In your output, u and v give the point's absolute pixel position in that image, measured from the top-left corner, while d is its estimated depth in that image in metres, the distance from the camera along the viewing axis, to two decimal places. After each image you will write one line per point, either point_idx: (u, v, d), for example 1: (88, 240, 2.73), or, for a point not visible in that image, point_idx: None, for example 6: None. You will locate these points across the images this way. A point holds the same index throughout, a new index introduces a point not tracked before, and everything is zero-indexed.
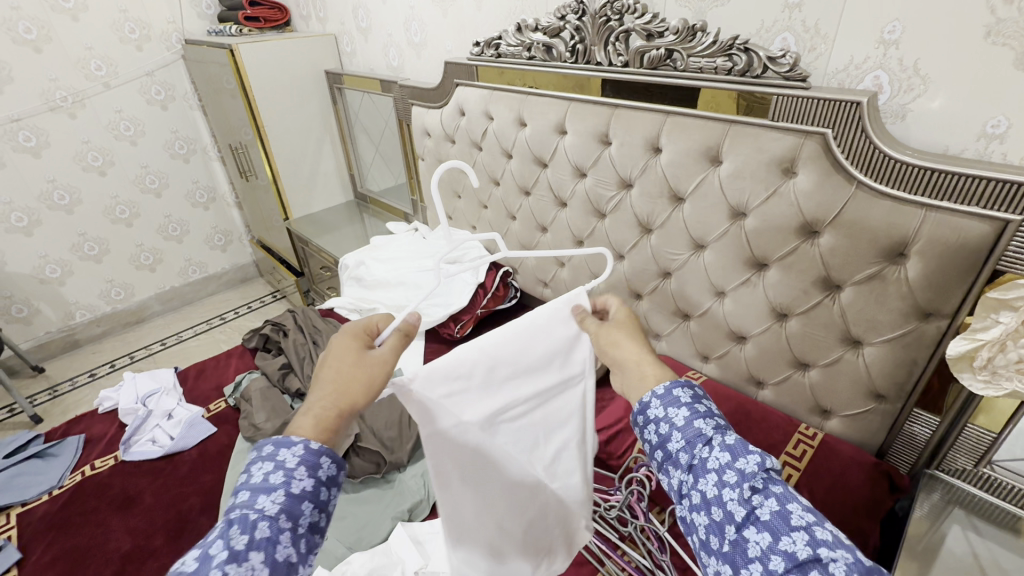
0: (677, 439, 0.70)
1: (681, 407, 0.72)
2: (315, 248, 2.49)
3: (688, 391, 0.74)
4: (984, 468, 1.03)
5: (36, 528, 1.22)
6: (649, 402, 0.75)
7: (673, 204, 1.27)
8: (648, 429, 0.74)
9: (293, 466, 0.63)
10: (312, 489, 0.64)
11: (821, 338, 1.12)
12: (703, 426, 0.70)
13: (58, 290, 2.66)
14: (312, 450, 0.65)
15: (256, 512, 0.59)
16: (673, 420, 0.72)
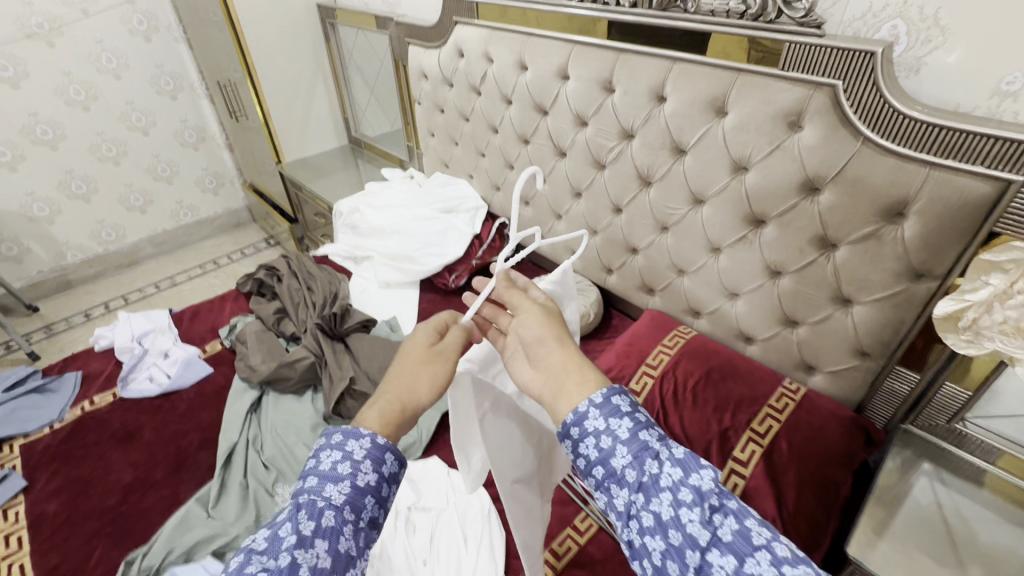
0: (622, 456, 0.61)
1: (623, 416, 0.63)
2: (308, 193, 2.44)
3: (628, 399, 0.65)
4: (956, 425, 1.06)
5: (39, 458, 1.26)
6: (585, 412, 0.64)
7: (674, 156, 1.24)
8: (586, 444, 0.63)
9: (360, 458, 0.62)
10: (375, 484, 0.62)
11: (812, 296, 1.13)
12: (649, 437, 0.62)
13: (47, 229, 2.61)
14: (377, 445, 0.64)
15: (322, 501, 0.58)
16: (614, 433, 0.62)
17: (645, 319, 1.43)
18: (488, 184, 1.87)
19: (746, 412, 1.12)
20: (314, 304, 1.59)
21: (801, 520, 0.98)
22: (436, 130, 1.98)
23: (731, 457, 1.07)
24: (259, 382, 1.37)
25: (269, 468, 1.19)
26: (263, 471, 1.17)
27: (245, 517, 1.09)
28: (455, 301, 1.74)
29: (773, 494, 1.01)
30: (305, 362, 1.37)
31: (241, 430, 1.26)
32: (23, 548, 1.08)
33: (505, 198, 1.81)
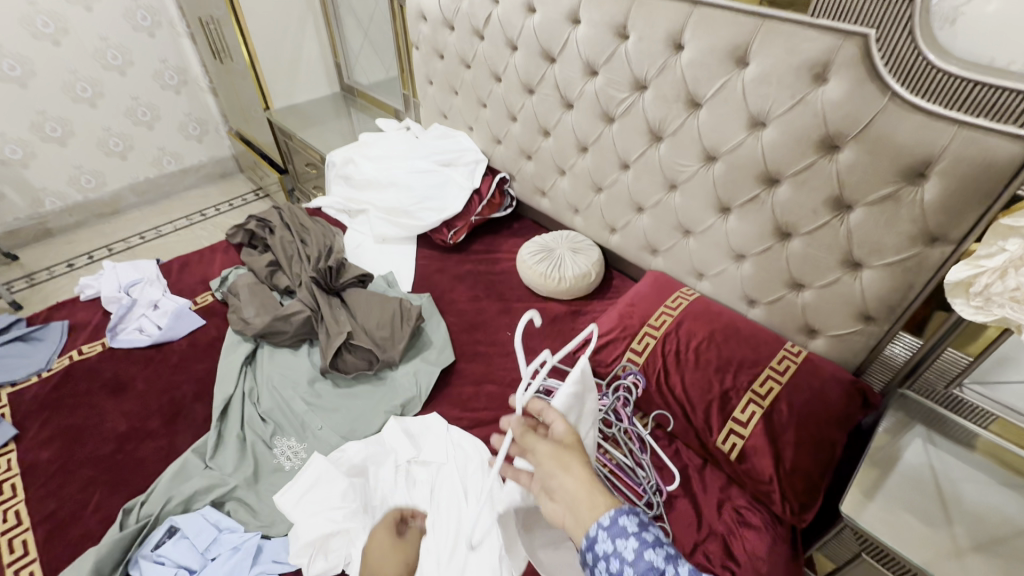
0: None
1: (628, 536, 0.64)
2: (299, 143, 2.34)
3: (634, 517, 0.66)
4: (954, 390, 1.05)
5: (29, 407, 1.23)
6: (596, 535, 0.66)
7: (688, 110, 1.19)
8: (598, 567, 0.65)
9: None
10: None
11: (820, 260, 1.11)
12: (654, 558, 0.63)
13: (21, 174, 2.49)
14: None
15: None
16: (628, 554, 0.63)
17: (649, 279, 1.41)
18: (489, 137, 1.80)
19: (747, 373, 1.12)
20: (309, 256, 1.54)
21: (797, 480, 1.00)
22: (435, 78, 1.88)
23: (731, 418, 1.08)
24: (253, 335, 1.33)
25: (267, 421, 1.17)
26: (260, 424, 1.16)
27: (243, 469, 1.08)
28: (453, 258, 1.70)
29: (771, 454, 1.02)
30: (301, 316, 1.34)
31: (236, 382, 1.24)
32: (17, 495, 1.07)
33: (506, 152, 1.75)
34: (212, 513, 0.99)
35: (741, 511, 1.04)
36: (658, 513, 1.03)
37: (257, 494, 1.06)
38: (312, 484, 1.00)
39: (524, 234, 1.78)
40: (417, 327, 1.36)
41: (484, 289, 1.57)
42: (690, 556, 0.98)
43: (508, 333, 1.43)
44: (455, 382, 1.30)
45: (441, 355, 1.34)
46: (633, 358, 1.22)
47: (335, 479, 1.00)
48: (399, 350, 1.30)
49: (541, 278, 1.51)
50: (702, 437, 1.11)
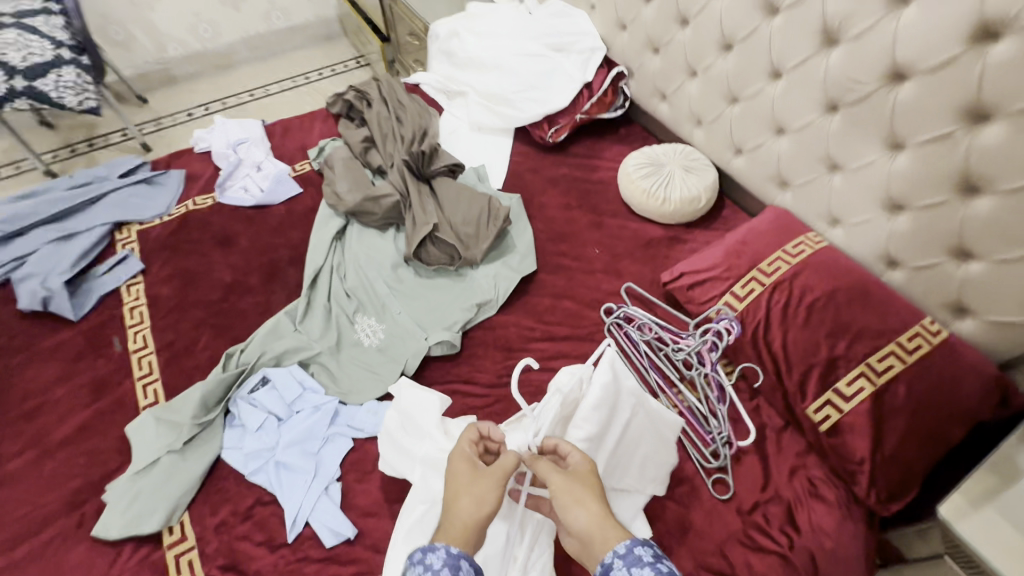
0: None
1: (643, 566, 0.63)
2: (404, 8, 2.16)
3: (649, 547, 0.65)
4: None
5: (153, 246, 1.35)
6: (609, 564, 0.65)
7: (887, 7, 0.91)
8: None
9: (438, 566, 0.65)
10: None
11: (1011, 227, 0.86)
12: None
13: (148, 15, 2.45)
14: (450, 555, 0.66)
15: None
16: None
17: (770, 215, 1.21)
18: (612, 20, 1.54)
19: (865, 344, 0.97)
20: (404, 138, 1.48)
21: (894, 469, 0.90)
22: None
23: (833, 388, 0.97)
24: (345, 212, 1.33)
25: (350, 297, 1.22)
26: (345, 299, 1.21)
27: (328, 338, 1.15)
28: (550, 158, 1.57)
29: (870, 436, 0.92)
30: (390, 200, 1.31)
31: (326, 255, 1.28)
32: (143, 322, 1.21)
33: (629, 41, 1.50)
34: (298, 372, 1.09)
35: (814, 481, 0.97)
36: (723, 464, 0.99)
37: (338, 362, 1.14)
38: (409, 393, 0.99)
39: (631, 142, 1.59)
40: (503, 230, 1.30)
41: (577, 198, 1.46)
42: (747, 512, 0.96)
43: (596, 250, 1.34)
44: (532, 292, 1.26)
45: (523, 262, 1.29)
46: (731, 303, 1.10)
47: (433, 403, 0.97)
48: (482, 251, 1.25)
49: (643, 196, 1.36)
50: (790, 400, 1.02)
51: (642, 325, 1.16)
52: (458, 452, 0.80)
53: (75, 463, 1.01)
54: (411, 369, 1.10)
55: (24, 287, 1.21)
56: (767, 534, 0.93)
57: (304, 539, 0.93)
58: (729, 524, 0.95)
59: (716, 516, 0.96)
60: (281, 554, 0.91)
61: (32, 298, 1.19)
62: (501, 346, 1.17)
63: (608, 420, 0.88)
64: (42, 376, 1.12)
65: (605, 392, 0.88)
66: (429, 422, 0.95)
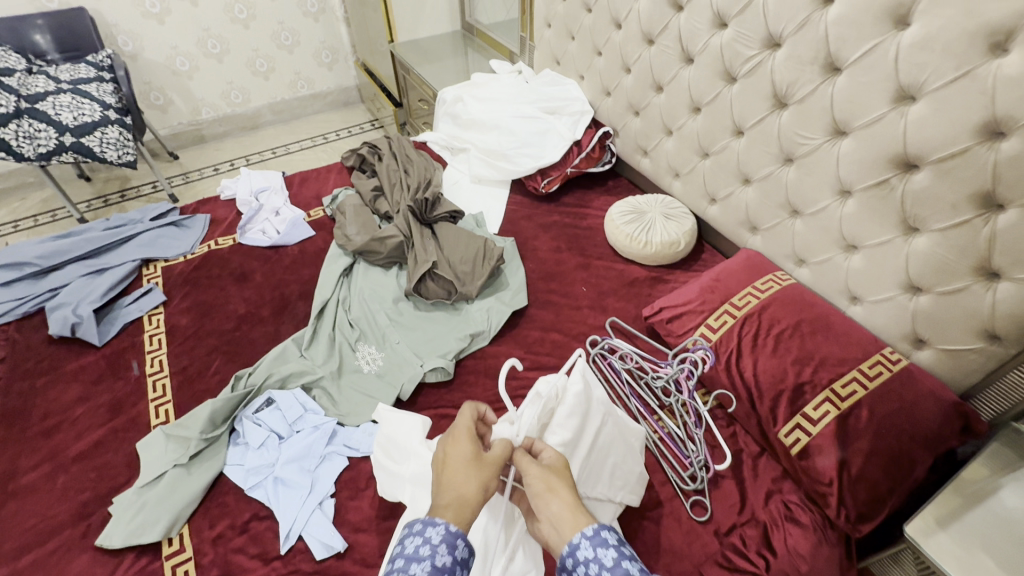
0: (426, 567, 0.65)
1: (609, 547, 0.67)
2: (416, 77, 2.41)
3: (616, 532, 0.70)
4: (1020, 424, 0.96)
5: (176, 281, 1.47)
6: (577, 543, 0.69)
7: (824, 75, 1.06)
8: (577, 573, 0.68)
9: (437, 542, 0.67)
10: (451, 565, 0.67)
11: (948, 262, 0.96)
12: (631, 567, 0.65)
13: (186, 84, 2.73)
14: (450, 532, 0.69)
15: None
16: (430, 557, 0.66)
17: (741, 257, 1.31)
18: (598, 88, 1.73)
19: (828, 371, 1.04)
20: (410, 187, 1.63)
21: (861, 490, 0.93)
22: (554, 22, 1.82)
23: (800, 413, 1.02)
24: (353, 251, 1.46)
25: (354, 328, 1.32)
26: (348, 329, 1.31)
27: (331, 364, 1.24)
28: (543, 206, 1.71)
29: (836, 457, 0.96)
30: (394, 240, 1.44)
31: (334, 289, 1.39)
32: (161, 348, 1.31)
33: (614, 105, 1.68)
34: (301, 395, 1.17)
35: (790, 506, 1.00)
36: (700, 487, 1.03)
37: (339, 387, 1.22)
38: (391, 417, 1.07)
39: (618, 193, 1.74)
40: (496, 267, 1.41)
41: (567, 242, 1.58)
42: (724, 534, 0.99)
43: (583, 288, 1.44)
44: (523, 325, 1.35)
45: (515, 297, 1.39)
46: (706, 334, 1.19)
47: (415, 425, 1.05)
48: (476, 286, 1.36)
49: (626, 239, 1.47)
50: (763, 425, 1.07)
51: (625, 356, 1.24)
52: (456, 428, 0.82)
53: (86, 476, 1.07)
54: (406, 393, 1.18)
55: (56, 313, 1.31)
56: (744, 555, 0.95)
57: (296, 552, 0.96)
58: (706, 546, 0.98)
59: (694, 538, 0.99)
60: (272, 566, 0.94)
61: (63, 323, 1.29)
62: (492, 374, 1.24)
63: (582, 427, 0.96)
64: (63, 397, 1.21)
65: (578, 400, 0.97)
66: (413, 441, 1.02)
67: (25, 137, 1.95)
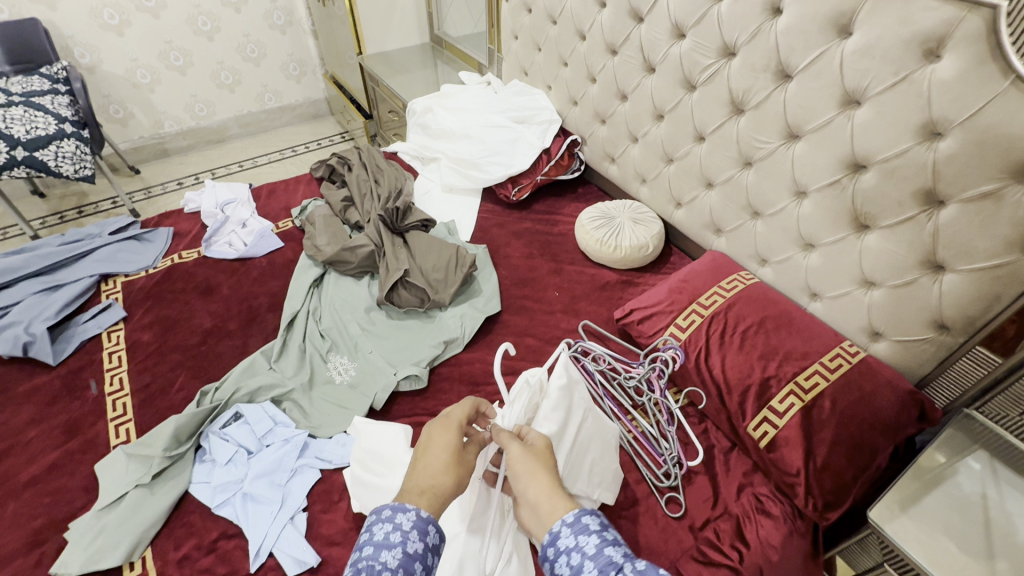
0: (397, 553, 0.65)
1: (590, 534, 0.68)
2: (385, 89, 2.41)
3: (597, 518, 0.70)
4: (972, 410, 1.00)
5: (137, 296, 1.42)
6: (558, 531, 0.69)
7: (777, 82, 1.11)
8: (559, 562, 0.67)
9: (408, 528, 0.68)
10: (422, 551, 0.68)
11: (898, 257, 1.01)
12: (614, 553, 0.66)
13: (148, 97, 2.67)
14: (420, 518, 0.70)
15: (379, 564, 0.64)
16: (401, 543, 0.67)
17: (708, 259, 1.35)
18: (566, 97, 1.77)
19: (792, 365, 1.07)
20: (380, 196, 1.62)
21: (826, 479, 0.96)
22: (521, 33, 1.86)
23: (767, 406, 1.05)
24: (324, 261, 1.44)
25: (325, 338, 1.31)
26: (319, 339, 1.30)
27: (301, 375, 1.22)
28: (515, 214, 1.73)
29: (802, 447, 0.99)
30: (365, 250, 1.42)
31: (303, 300, 1.37)
32: (121, 365, 1.26)
33: (581, 114, 1.72)
34: (271, 408, 1.14)
35: (761, 499, 1.02)
36: (674, 483, 1.05)
37: (310, 399, 1.20)
38: (371, 430, 1.08)
39: (588, 199, 1.77)
40: (469, 274, 1.41)
41: (538, 248, 1.60)
42: (699, 529, 1.01)
43: (555, 293, 1.46)
44: (497, 331, 1.36)
45: (488, 303, 1.39)
46: (675, 333, 1.22)
47: (397, 435, 1.07)
48: (449, 293, 1.36)
49: (596, 244, 1.50)
50: (733, 419, 1.10)
51: (597, 358, 1.26)
52: (449, 417, 0.82)
53: (39, 502, 1.01)
54: (380, 402, 1.16)
55: (6, 333, 1.25)
56: (718, 549, 0.96)
57: (267, 570, 0.93)
58: (682, 542, 0.99)
59: (670, 534, 1.00)
60: None
61: (14, 343, 1.23)
62: (466, 380, 1.24)
63: (565, 422, 0.98)
64: (15, 420, 1.15)
65: (562, 394, 1.00)
66: (398, 452, 1.03)
67: None
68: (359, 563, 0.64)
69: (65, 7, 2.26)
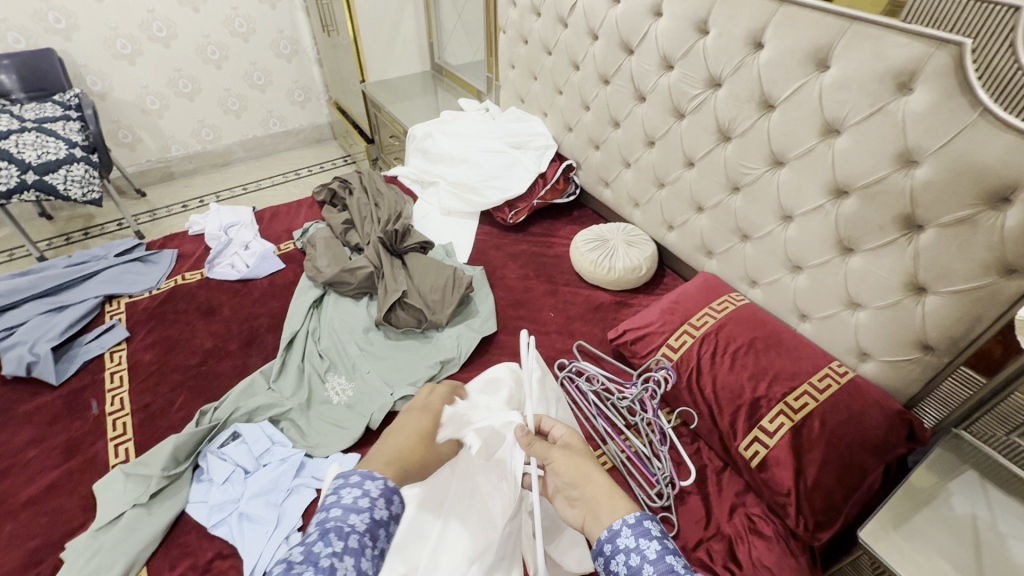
0: (365, 517, 0.62)
1: (652, 539, 0.66)
2: (386, 115, 2.49)
3: (660, 525, 0.68)
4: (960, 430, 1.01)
5: (140, 317, 1.45)
6: (619, 529, 0.68)
7: (761, 111, 1.16)
8: (615, 560, 0.67)
9: (376, 495, 0.65)
10: (387, 518, 0.65)
11: (882, 279, 1.04)
12: (675, 562, 0.63)
13: (156, 122, 2.74)
14: (387, 486, 0.67)
15: (348, 527, 0.60)
16: (370, 509, 0.63)
17: (699, 280, 1.38)
18: (561, 124, 1.83)
19: (782, 385, 1.09)
20: (380, 220, 1.66)
21: (816, 498, 0.97)
22: (518, 63, 1.93)
23: (758, 426, 1.07)
24: (324, 283, 1.47)
25: (323, 358, 1.33)
26: (318, 359, 1.32)
27: (299, 395, 1.24)
28: (512, 236, 1.77)
29: (792, 466, 1.00)
30: (365, 271, 1.46)
31: (303, 320, 1.40)
32: (122, 385, 1.28)
33: (576, 140, 1.78)
34: (268, 428, 1.16)
35: (753, 519, 1.03)
36: (667, 503, 1.06)
37: (307, 419, 1.21)
38: None
39: (583, 222, 1.82)
40: (466, 295, 1.44)
41: (534, 270, 1.63)
42: (691, 549, 1.01)
43: (550, 314, 1.48)
44: (492, 351, 1.38)
45: (484, 324, 1.42)
46: (668, 354, 1.24)
47: None
48: (446, 314, 1.38)
49: (591, 266, 1.53)
50: (725, 439, 1.12)
51: (591, 377, 1.28)
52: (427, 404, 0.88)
53: (37, 522, 1.02)
54: (376, 422, 1.17)
55: (11, 353, 1.27)
56: (710, 569, 0.97)
57: None
58: None
59: None
60: None
61: (18, 363, 1.26)
62: None
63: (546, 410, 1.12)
64: (15, 440, 1.16)
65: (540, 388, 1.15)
66: None
67: None
68: (325, 523, 0.60)
69: (79, 37, 2.35)
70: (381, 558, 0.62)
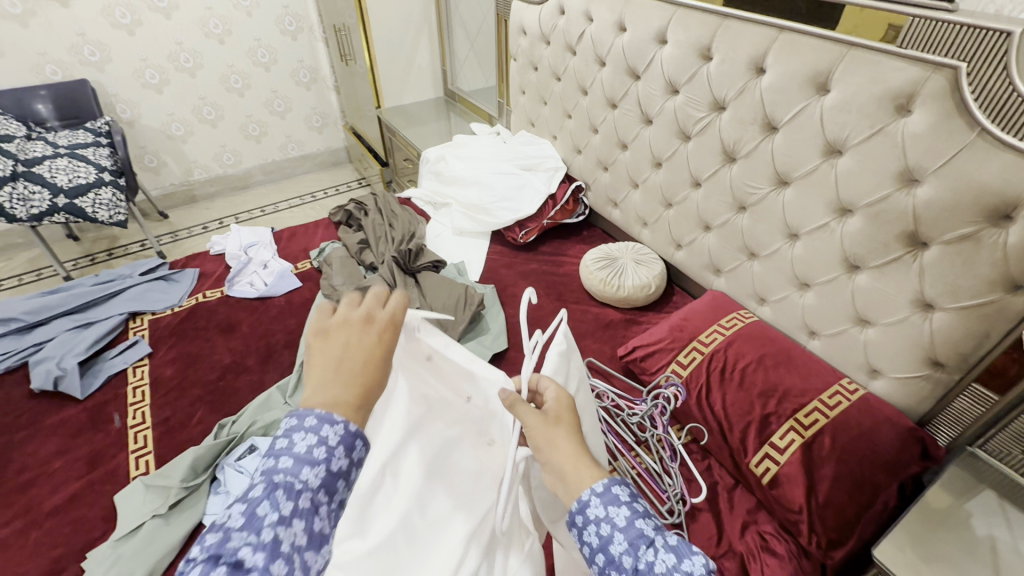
0: (319, 473, 0.52)
1: (621, 505, 0.64)
2: (401, 139, 2.57)
3: (626, 488, 0.66)
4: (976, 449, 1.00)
5: (162, 333, 1.50)
6: (586, 501, 0.65)
7: (764, 133, 1.19)
8: (587, 531, 0.64)
9: (334, 443, 0.54)
10: (347, 467, 0.55)
11: (889, 295, 1.05)
12: (644, 526, 0.63)
13: (180, 147, 2.85)
14: (350, 431, 0.56)
15: (299, 484, 0.51)
16: (326, 459, 0.53)
17: (707, 298, 1.40)
18: (570, 147, 1.88)
19: (791, 402, 1.09)
20: (394, 240, 1.71)
21: (828, 516, 0.96)
22: (528, 88, 2.00)
23: (768, 443, 1.07)
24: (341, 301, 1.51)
25: None
26: None
27: None
28: (523, 256, 1.80)
29: (803, 484, 1.00)
30: None
31: None
32: (144, 400, 1.32)
33: (585, 161, 1.82)
34: None
35: (766, 537, 1.03)
36: (678, 520, 1.06)
37: None
38: None
39: (593, 242, 1.85)
40: (477, 312, 1.47)
41: (544, 288, 1.66)
42: None
43: None
44: (503, 368, 1.40)
45: (496, 340, 1.44)
46: (677, 370, 1.25)
47: None
48: (458, 331, 1.41)
49: (600, 284, 1.55)
50: (735, 456, 1.12)
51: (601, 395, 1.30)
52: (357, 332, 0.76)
53: (60, 531, 1.05)
54: None
55: (39, 367, 1.32)
56: None
57: None
58: None
59: None
60: None
61: (45, 377, 1.30)
62: None
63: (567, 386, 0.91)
64: (41, 451, 1.20)
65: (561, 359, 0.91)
66: None
67: (19, 200, 2.01)
68: (273, 476, 0.50)
69: (112, 69, 2.48)
70: (339, 508, 0.55)
